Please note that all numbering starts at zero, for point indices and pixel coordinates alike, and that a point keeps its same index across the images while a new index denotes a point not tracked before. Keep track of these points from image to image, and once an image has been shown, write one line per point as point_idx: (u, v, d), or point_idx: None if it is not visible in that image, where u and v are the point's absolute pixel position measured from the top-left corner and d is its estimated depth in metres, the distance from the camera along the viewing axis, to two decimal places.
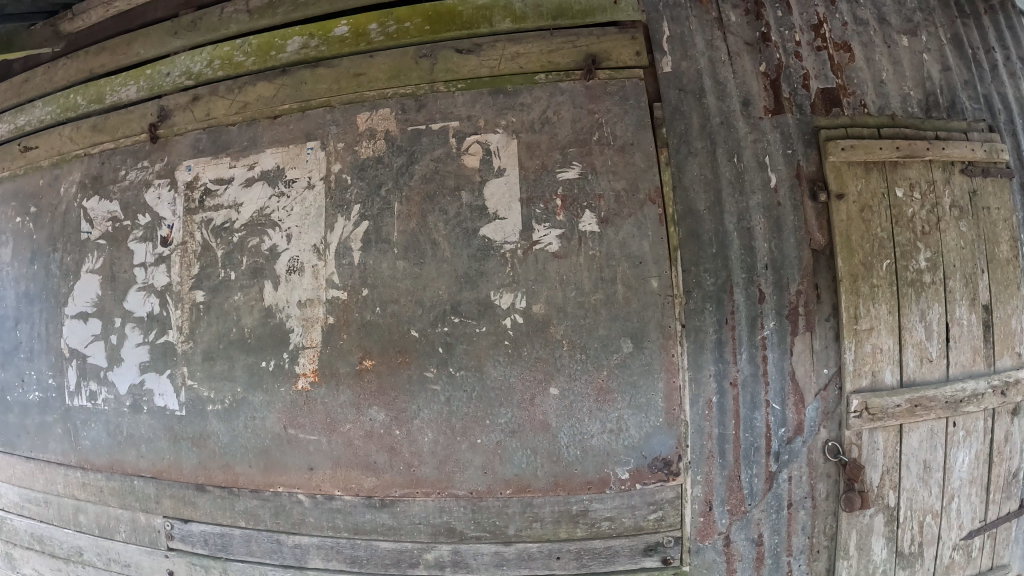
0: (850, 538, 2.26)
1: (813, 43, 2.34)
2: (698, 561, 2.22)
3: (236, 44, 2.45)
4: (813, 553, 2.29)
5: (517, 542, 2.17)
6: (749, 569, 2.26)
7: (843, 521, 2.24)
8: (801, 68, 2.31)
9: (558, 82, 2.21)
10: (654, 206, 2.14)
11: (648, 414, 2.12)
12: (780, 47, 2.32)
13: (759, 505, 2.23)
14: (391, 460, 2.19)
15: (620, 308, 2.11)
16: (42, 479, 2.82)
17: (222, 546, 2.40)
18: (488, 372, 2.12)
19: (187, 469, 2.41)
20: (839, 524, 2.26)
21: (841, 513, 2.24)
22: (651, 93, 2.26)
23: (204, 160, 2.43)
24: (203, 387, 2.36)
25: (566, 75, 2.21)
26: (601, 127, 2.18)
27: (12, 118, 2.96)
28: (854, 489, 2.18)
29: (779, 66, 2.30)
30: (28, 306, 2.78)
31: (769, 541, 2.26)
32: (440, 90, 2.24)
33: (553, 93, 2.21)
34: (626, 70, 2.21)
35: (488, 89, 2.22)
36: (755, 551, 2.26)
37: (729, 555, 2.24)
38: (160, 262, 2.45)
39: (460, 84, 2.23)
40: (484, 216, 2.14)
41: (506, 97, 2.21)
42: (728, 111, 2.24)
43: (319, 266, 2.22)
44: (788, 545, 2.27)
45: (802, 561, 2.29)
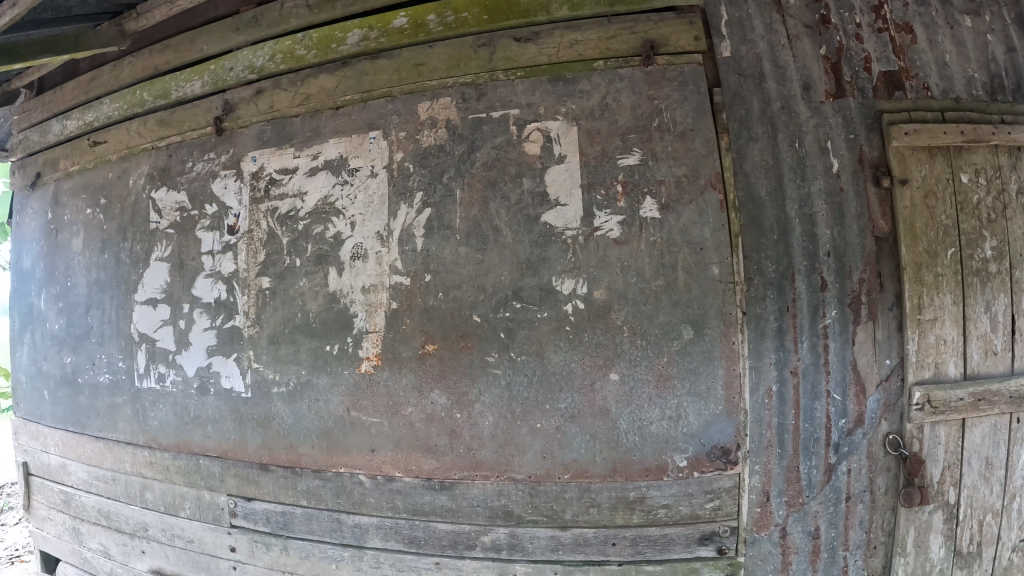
0: (908, 534, 2.22)
1: (874, 24, 2.30)
2: (753, 553, 2.20)
3: (297, 38, 2.51)
4: (870, 549, 2.25)
5: (574, 527, 2.18)
6: (805, 563, 2.23)
7: (902, 517, 2.21)
8: (862, 51, 2.27)
9: (617, 69, 2.22)
10: (715, 192, 2.13)
11: (708, 402, 2.12)
12: (840, 29, 2.28)
13: (817, 497, 2.20)
14: (452, 443, 2.21)
15: (680, 295, 2.11)
16: (111, 458, 2.95)
17: (284, 524, 2.49)
18: (549, 358, 2.13)
19: (252, 450, 2.49)
20: (897, 520, 2.22)
21: (899, 508, 2.21)
22: (710, 79, 2.25)
23: (269, 151, 2.49)
24: (268, 369, 2.42)
25: (625, 62, 2.21)
26: (661, 113, 2.18)
27: (82, 115, 3.11)
28: (914, 484, 2.16)
29: (840, 49, 2.27)
30: (98, 293, 2.89)
31: (825, 534, 2.22)
32: (499, 78, 2.26)
33: (612, 80, 2.21)
34: (686, 56, 2.20)
35: (547, 76, 2.24)
36: (811, 545, 2.22)
37: (785, 547, 2.21)
38: (227, 250, 2.52)
39: (519, 73, 2.24)
40: (545, 203, 2.15)
41: (565, 85, 2.22)
42: (789, 96, 2.22)
43: (383, 252, 2.26)
44: (845, 539, 2.23)
45: (858, 557, 2.25)
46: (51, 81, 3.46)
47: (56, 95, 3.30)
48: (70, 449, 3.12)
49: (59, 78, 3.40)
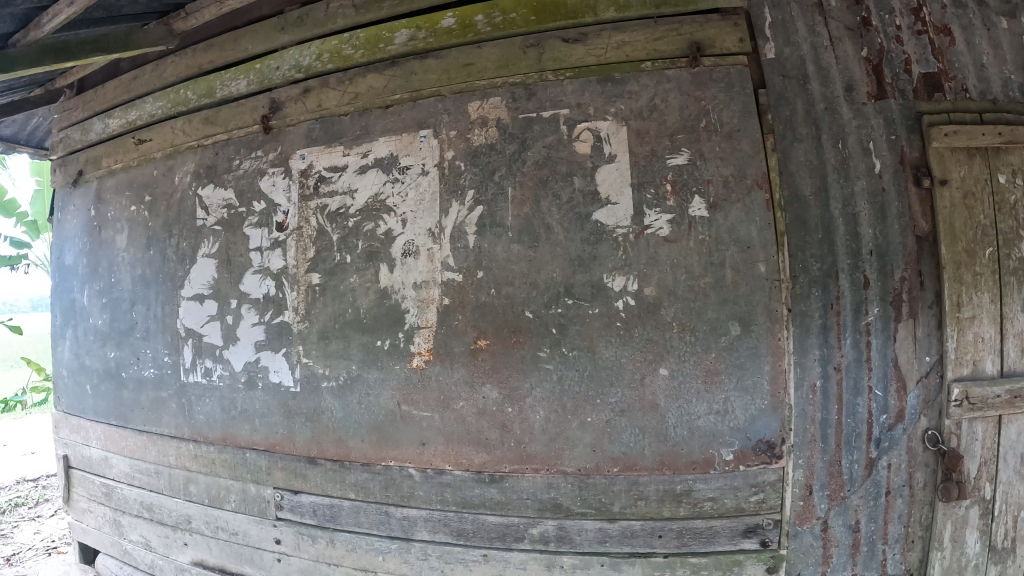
0: (945, 529, 2.24)
1: (914, 26, 2.32)
2: (796, 545, 2.22)
3: (344, 38, 2.53)
4: (908, 543, 2.27)
5: (621, 519, 2.21)
6: (845, 555, 2.24)
7: (939, 512, 2.23)
8: (903, 53, 2.30)
9: (665, 70, 2.24)
10: (761, 192, 2.16)
11: (754, 397, 2.15)
12: (881, 31, 2.31)
13: (858, 491, 2.22)
14: (503, 436, 2.25)
15: (728, 292, 2.14)
16: (154, 452, 3.00)
17: (331, 517, 2.54)
18: (601, 353, 2.17)
19: (300, 443, 2.54)
20: (934, 515, 2.25)
21: (937, 503, 2.23)
22: (756, 80, 2.28)
23: (317, 149, 2.53)
24: (318, 364, 2.47)
25: (673, 63, 2.23)
26: (708, 113, 2.20)
27: (125, 114, 3.16)
28: (952, 479, 2.19)
29: (881, 51, 2.29)
30: (143, 289, 2.94)
31: (866, 528, 2.24)
32: (548, 78, 2.29)
33: (660, 81, 2.24)
34: (733, 57, 2.22)
35: (596, 77, 2.26)
36: (852, 538, 2.24)
37: (826, 540, 2.23)
38: (276, 246, 2.56)
39: (568, 73, 2.27)
40: (596, 201, 2.19)
41: (614, 85, 2.25)
42: (832, 97, 2.25)
43: (434, 249, 2.30)
44: (884, 532, 2.25)
45: (897, 551, 2.26)
46: (92, 80, 3.52)
47: (98, 94, 3.35)
48: (113, 443, 3.17)
49: (101, 77, 3.45)
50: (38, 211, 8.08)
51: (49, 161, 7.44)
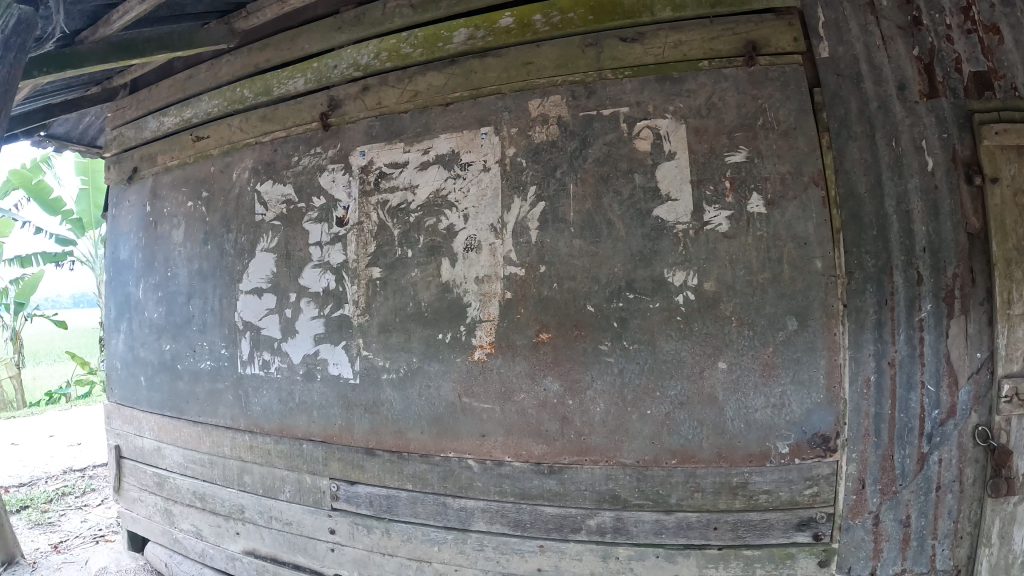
0: (995, 525, 2.11)
1: (963, 26, 2.17)
2: (847, 539, 2.17)
3: (402, 36, 2.56)
4: (956, 539, 2.15)
5: (678, 511, 2.22)
6: (895, 551, 2.16)
7: (988, 508, 2.10)
8: (953, 52, 2.17)
9: (722, 69, 2.23)
10: (818, 188, 2.14)
11: (809, 391, 2.13)
12: (932, 30, 2.18)
13: (909, 486, 2.14)
14: (563, 428, 2.30)
15: (786, 287, 2.14)
16: (209, 442, 3.14)
17: (387, 507, 2.60)
18: (661, 346, 2.20)
19: (359, 434, 2.65)
20: (984, 511, 2.12)
21: (986, 499, 2.10)
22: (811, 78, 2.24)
23: (378, 145, 2.59)
24: (378, 356, 2.58)
25: (729, 62, 2.22)
26: (765, 112, 2.19)
27: (180, 112, 3.24)
28: (1002, 475, 2.08)
29: (932, 50, 2.17)
30: (201, 282, 3.12)
31: (916, 523, 2.15)
32: (608, 77, 2.30)
33: (717, 80, 2.23)
34: (789, 57, 2.20)
35: (654, 76, 2.27)
36: (902, 532, 2.16)
37: (877, 535, 2.16)
38: (336, 241, 2.67)
39: (627, 72, 2.28)
40: (656, 198, 2.23)
41: (672, 84, 2.26)
42: (885, 96, 2.16)
43: (497, 244, 2.36)
44: (933, 528, 2.15)
45: (945, 546, 2.15)
46: (146, 79, 3.61)
47: (153, 92, 3.43)
48: (167, 433, 3.35)
49: (155, 77, 3.54)
50: (83, 210, 8.32)
51: (97, 161, 7.68)
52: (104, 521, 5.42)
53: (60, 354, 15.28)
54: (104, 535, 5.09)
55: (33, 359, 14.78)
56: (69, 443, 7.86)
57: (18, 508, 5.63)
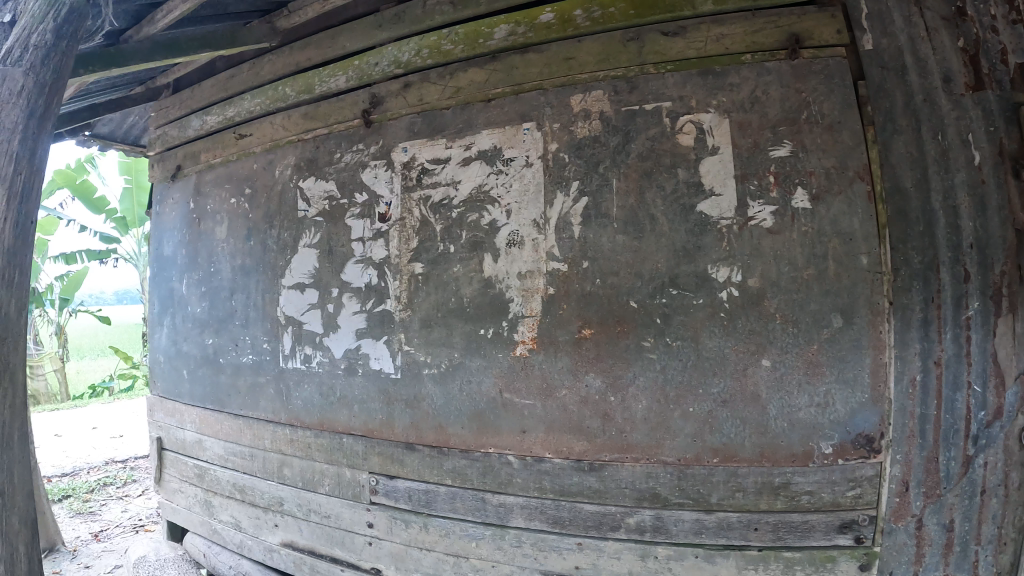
0: None
1: (1011, 15, 1.95)
2: (890, 543, 2.06)
3: (443, 33, 2.57)
4: (1002, 546, 1.98)
5: (719, 511, 2.18)
6: (937, 556, 2.03)
7: None
8: (999, 43, 1.97)
9: (765, 62, 2.17)
10: (863, 183, 2.07)
11: (854, 391, 2.07)
12: (978, 20, 1.98)
13: (953, 489, 2.00)
14: (604, 425, 2.29)
15: (831, 284, 2.08)
16: (250, 435, 3.21)
17: (426, 502, 2.61)
18: (704, 343, 2.18)
19: (399, 429, 2.68)
20: None
21: None
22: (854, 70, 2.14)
23: (420, 141, 2.61)
24: (419, 352, 2.60)
25: (772, 55, 2.16)
26: (809, 105, 2.12)
27: (222, 110, 3.30)
28: None
29: (978, 41, 1.98)
30: (244, 278, 3.19)
31: (959, 528, 2.01)
32: (649, 71, 2.27)
33: (760, 73, 2.17)
34: (832, 48, 2.12)
35: (697, 69, 2.22)
36: (945, 537, 2.02)
37: (920, 539, 2.04)
38: (378, 237, 2.70)
39: (669, 66, 2.24)
40: (700, 192, 2.19)
41: (714, 78, 2.21)
42: (931, 88, 2.01)
43: (539, 239, 2.36)
44: (977, 533, 2.00)
45: (990, 554, 1.99)
46: (189, 79, 3.68)
47: (196, 92, 3.50)
48: (208, 426, 3.43)
49: (197, 77, 3.60)
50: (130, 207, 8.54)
51: (139, 160, 7.81)
52: (144, 510, 5.60)
53: (105, 349, 15.75)
54: (144, 525, 5.26)
55: (76, 354, 15.23)
56: (112, 435, 8.07)
57: (60, 497, 5.81)
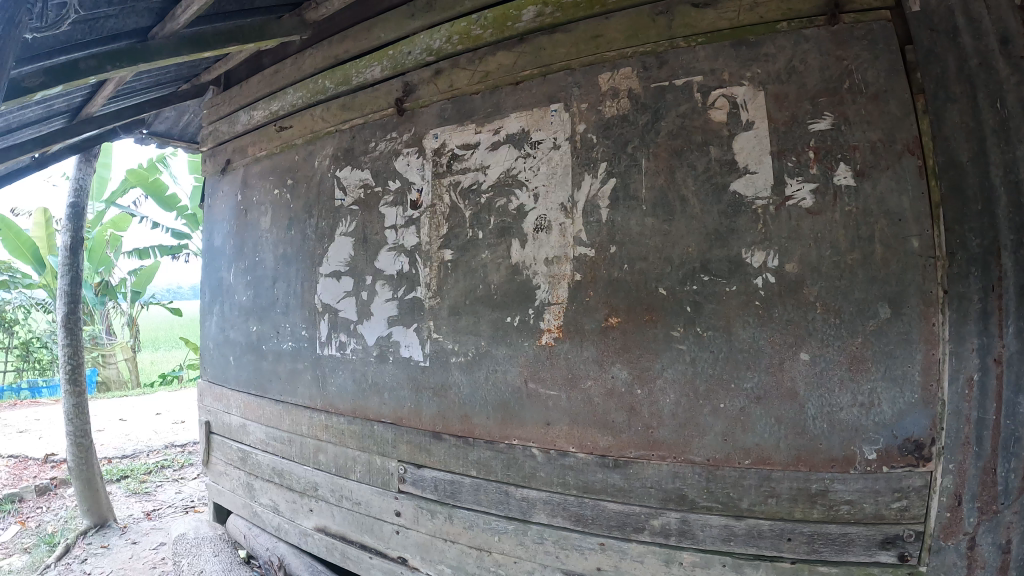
0: None
1: None
2: (937, 563, 1.84)
3: (472, 18, 2.56)
4: None
5: (749, 517, 2.02)
6: None
7: None
8: None
9: (802, 30, 2.02)
10: (913, 158, 1.88)
11: (903, 389, 1.87)
12: None
13: (1015, 507, 1.75)
14: (630, 420, 2.22)
15: (878, 270, 1.89)
16: (289, 420, 3.28)
17: (451, 493, 2.61)
18: (737, 334, 2.05)
19: (427, 417, 2.70)
20: None
21: None
22: (901, 35, 1.96)
23: (450, 127, 2.66)
24: (447, 340, 2.64)
25: (809, 22, 2.00)
26: (851, 74, 1.95)
27: (267, 105, 3.43)
28: None
29: None
30: (285, 266, 3.29)
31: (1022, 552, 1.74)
32: (679, 46, 2.17)
33: (797, 41, 2.02)
34: (876, 12, 1.95)
35: (729, 41, 2.10)
36: (1002, 561, 1.77)
37: (973, 561, 1.80)
38: (409, 224, 2.78)
39: (700, 39, 2.13)
40: (734, 170, 2.07)
41: (748, 50, 2.08)
42: (988, 52, 1.80)
43: (567, 224, 2.34)
44: None
45: None
46: (239, 76, 3.84)
47: (243, 88, 3.65)
48: (251, 410, 3.53)
49: (246, 73, 3.76)
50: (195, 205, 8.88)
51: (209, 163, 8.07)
52: (197, 492, 5.83)
53: (177, 340, 16.55)
54: (195, 506, 5.48)
55: (150, 344, 16.06)
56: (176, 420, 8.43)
57: (119, 477, 6.09)
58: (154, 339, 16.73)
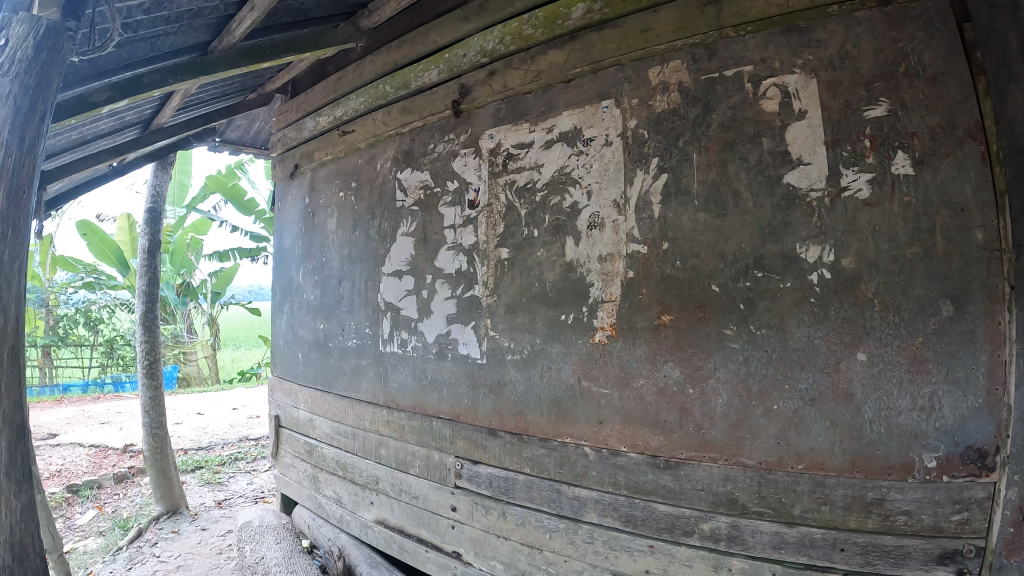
0: None
1: None
2: None
3: (524, 18, 2.66)
4: None
5: (801, 524, 1.98)
6: None
7: None
8: None
9: (854, 11, 1.99)
10: (975, 143, 1.82)
11: (966, 393, 1.81)
12: None
13: None
14: (682, 420, 2.23)
15: (939, 265, 1.84)
16: (353, 415, 3.41)
17: (505, 489, 2.67)
18: (791, 332, 2.04)
19: (483, 414, 2.79)
20: None
21: None
22: (958, 14, 1.88)
23: (505, 127, 2.76)
24: (504, 338, 2.72)
25: (862, 4, 1.97)
26: (907, 56, 1.91)
27: (333, 111, 3.63)
28: None
29: None
30: (350, 266, 3.45)
31: None
32: (728, 35, 2.18)
33: (849, 24, 1.99)
34: None
35: (779, 28, 2.10)
36: None
37: None
38: (468, 224, 2.88)
39: (749, 27, 2.14)
40: (786, 162, 2.07)
41: (799, 36, 2.07)
42: None
43: (620, 221, 2.38)
44: None
45: None
46: (306, 82, 4.07)
47: (309, 95, 3.87)
48: (317, 405, 3.69)
49: (313, 80, 3.98)
50: None
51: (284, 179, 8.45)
52: (268, 483, 6.08)
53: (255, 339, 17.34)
54: (264, 497, 5.72)
55: (229, 343, 16.86)
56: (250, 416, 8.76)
57: (194, 467, 6.42)
58: (233, 338, 17.56)
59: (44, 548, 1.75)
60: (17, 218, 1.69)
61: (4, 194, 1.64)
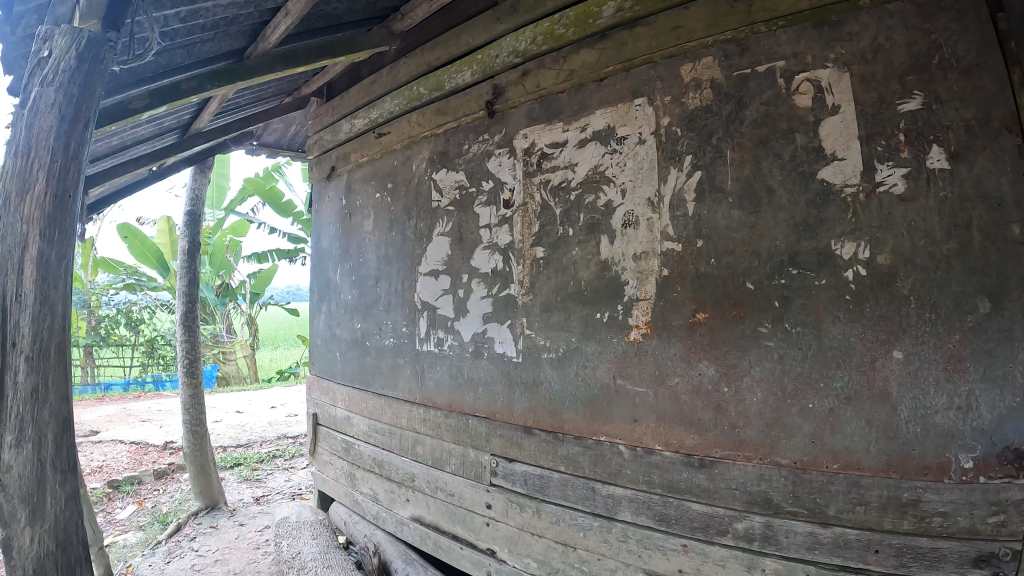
0: None
1: None
2: None
3: (554, 18, 2.71)
4: None
5: (836, 525, 1.99)
6: None
7: None
8: None
9: (887, 3, 1.99)
10: (1012, 135, 1.80)
11: (1004, 392, 1.80)
12: None
13: None
14: (716, 418, 2.24)
15: (976, 261, 1.84)
16: (389, 413, 3.49)
17: (540, 487, 2.71)
18: (827, 330, 2.04)
19: (518, 412, 2.84)
20: None
21: None
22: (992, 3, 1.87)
23: (539, 127, 2.81)
24: (539, 336, 2.77)
25: None
26: (940, 48, 1.90)
27: (368, 113, 3.73)
28: None
29: None
30: (387, 266, 3.53)
31: None
32: (760, 31, 2.20)
33: (882, 17, 2.00)
34: None
35: (811, 22, 2.11)
36: None
37: None
38: (503, 223, 2.94)
39: (780, 22, 2.15)
40: (821, 158, 2.08)
41: (831, 30, 2.08)
42: None
43: (654, 219, 2.41)
44: None
45: None
46: (342, 85, 4.17)
47: (345, 98, 3.97)
48: (355, 404, 3.77)
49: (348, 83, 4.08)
50: None
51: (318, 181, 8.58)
52: (306, 480, 6.21)
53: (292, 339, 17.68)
54: (301, 493, 5.84)
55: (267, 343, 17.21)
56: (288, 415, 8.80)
57: (233, 464, 6.58)
58: (271, 338, 17.94)
59: (86, 536, 1.90)
60: (63, 220, 1.82)
61: (52, 197, 1.79)
